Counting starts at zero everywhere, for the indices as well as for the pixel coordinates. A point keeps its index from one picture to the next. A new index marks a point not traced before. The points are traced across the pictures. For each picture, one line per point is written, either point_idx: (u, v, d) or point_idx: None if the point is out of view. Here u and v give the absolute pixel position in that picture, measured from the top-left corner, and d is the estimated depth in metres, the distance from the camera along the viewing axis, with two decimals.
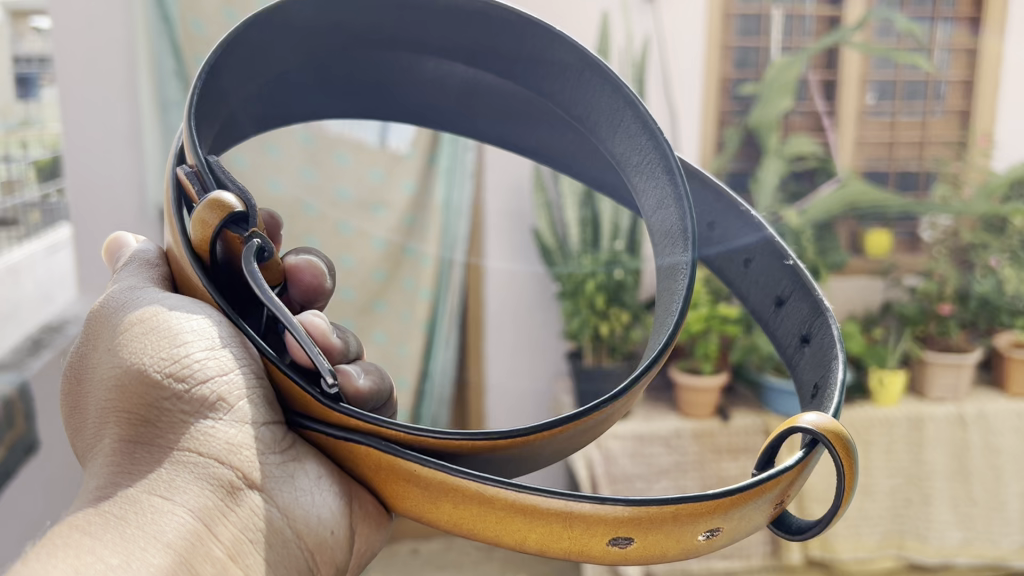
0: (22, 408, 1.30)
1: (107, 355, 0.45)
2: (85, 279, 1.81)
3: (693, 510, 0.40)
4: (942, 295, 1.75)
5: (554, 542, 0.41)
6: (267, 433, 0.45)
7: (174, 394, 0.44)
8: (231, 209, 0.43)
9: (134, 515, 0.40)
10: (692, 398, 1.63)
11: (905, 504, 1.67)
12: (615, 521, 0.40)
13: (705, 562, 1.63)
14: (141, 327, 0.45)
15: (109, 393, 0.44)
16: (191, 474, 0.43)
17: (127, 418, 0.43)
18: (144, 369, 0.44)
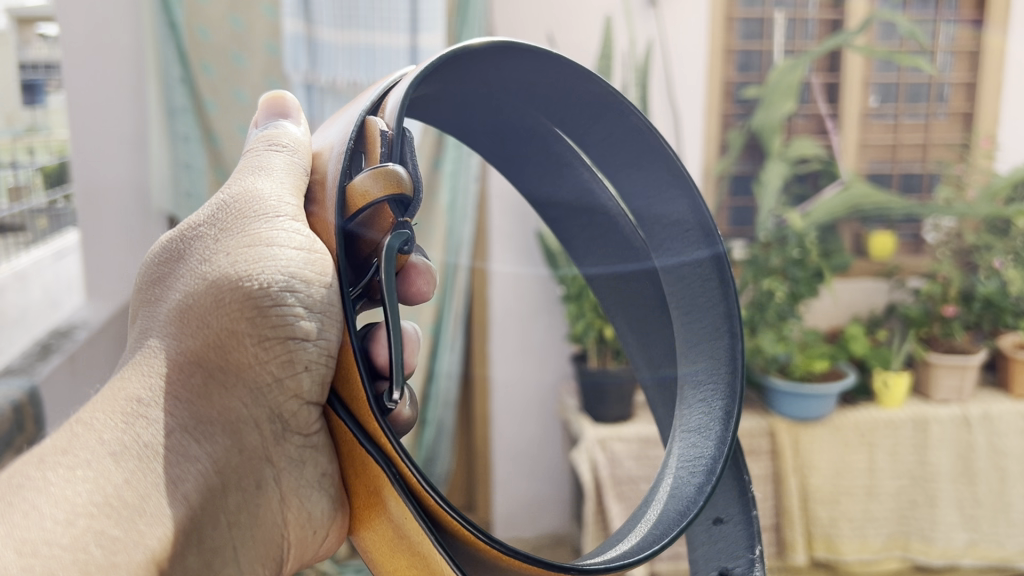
0: (32, 412, 1.31)
1: (220, 257, 0.49)
2: (91, 284, 1.81)
3: None
4: (945, 297, 1.75)
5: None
6: (313, 415, 0.50)
7: (254, 338, 0.48)
8: (400, 189, 0.46)
9: (163, 452, 0.46)
10: None
11: (910, 505, 1.68)
12: None
13: None
14: (250, 247, 0.48)
15: (204, 298, 0.48)
16: (229, 428, 0.48)
17: (204, 343, 0.48)
18: (238, 292, 0.47)
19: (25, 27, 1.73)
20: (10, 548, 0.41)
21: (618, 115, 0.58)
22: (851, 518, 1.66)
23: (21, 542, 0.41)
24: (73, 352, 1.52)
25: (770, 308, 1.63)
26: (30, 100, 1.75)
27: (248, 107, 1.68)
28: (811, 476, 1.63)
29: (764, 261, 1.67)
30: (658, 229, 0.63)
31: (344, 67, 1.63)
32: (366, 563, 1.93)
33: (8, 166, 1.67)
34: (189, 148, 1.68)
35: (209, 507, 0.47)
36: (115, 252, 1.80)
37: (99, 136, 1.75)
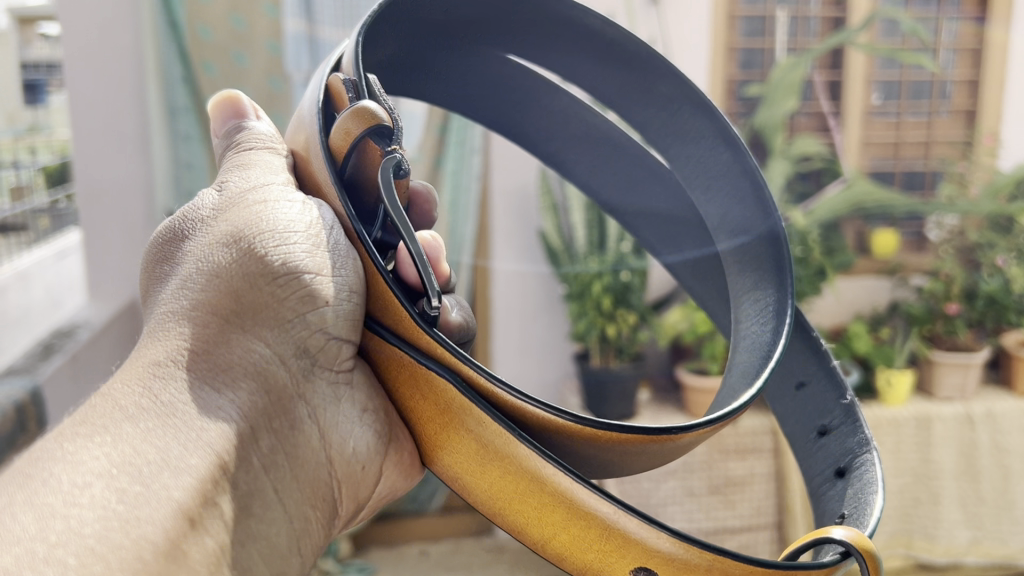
0: (34, 411, 1.31)
1: (213, 226, 0.45)
2: (94, 284, 1.81)
3: (727, 567, 0.41)
4: (948, 295, 1.75)
5: (581, 550, 0.42)
6: (332, 353, 0.45)
7: (265, 284, 0.43)
8: (377, 121, 0.44)
9: (185, 405, 0.40)
10: (699, 397, 1.64)
11: (914, 503, 1.68)
12: (646, 553, 0.41)
13: None
14: (243, 210, 0.45)
15: (205, 264, 0.44)
16: (249, 369, 0.43)
17: (214, 297, 0.43)
18: (237, 248, 0.44)
19: (27, 26, 1.72)
20: (28, 514, 0.35)
21: (609, 43, 0.62)
22: None
23: (37, 509, 0.35)
24: (76, 352, 1.52)
25: None
26: (32, 100, 1.73)
27: (252, 106, 1.68)
28: None
29: None
30: (696, 175, 0.68)
31: None
32: (369, 562, 1.92)
33: (10, 165, 1.64)
34: (190, 148, 1.68)
35: (244, 458, 0.41)
36: (119, 252, 1.80)
37: (100, 135, 1.74)
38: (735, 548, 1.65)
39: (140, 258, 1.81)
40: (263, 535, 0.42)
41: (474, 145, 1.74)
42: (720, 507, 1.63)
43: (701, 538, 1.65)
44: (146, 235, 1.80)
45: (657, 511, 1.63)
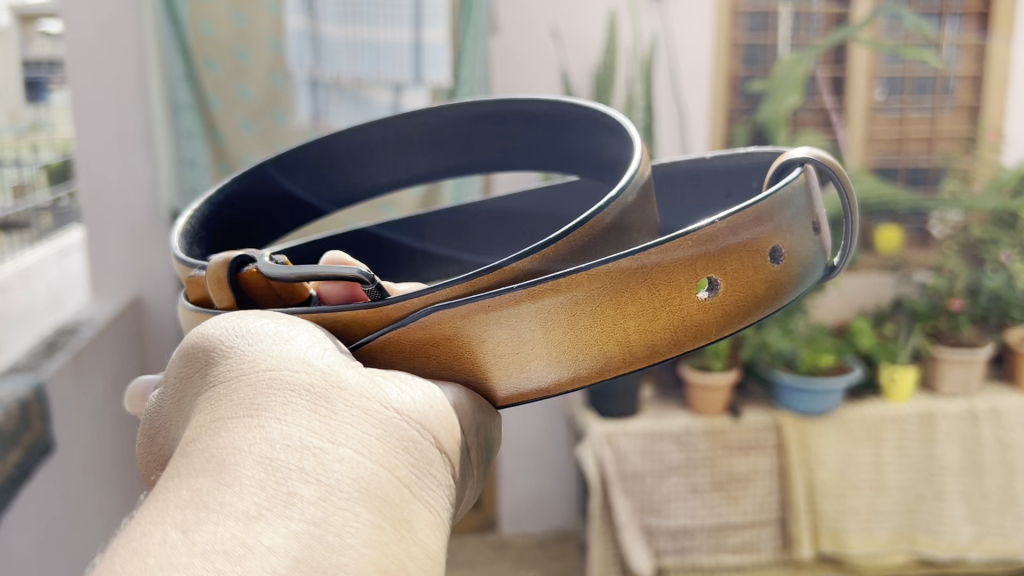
0: (38, 408, 1.32)
1: (187, 363, 0.38)
2: (98, 282, 1.82)
3: (741, 223, 0.44)
4: (952, 291, 1.75)
5: (650, 316, 0.43)
6: (327, 358, 0.36)
7: (249, 350, 0.36)
8: (225, 259, 0.44)
9: (218, 444, 0.31)
10: (702, 394, 1.64)
11: (917, 500, 1.68)
12: (688, 265, 0.43)
13: (715, 556, 1.64)
14: (206, 332, 0.38)
15: (193, 383, 0.37)
16: (271, 386, 0.34)
17: (211, 385, 0.35)
18: (211, 352, 0.37)
19: (28, 24, 1.70)
20: None
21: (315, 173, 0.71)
22: (858, 512, 1.66)
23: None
24: (78, 349, 1.52)
25: None
26: (34, 97, 1.72)
27: (254, 102, 1.67)
28: (819, 471, 1.63)
29: None
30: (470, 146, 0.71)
31: (348, 62, 1.61)
32: None
33: (13, 163, 1.63)
34: (192, 145, 1.67)
35: (281, 440, 0.31)
36: (124, 250, 1.81)
37: (101, 133, 1.75)
38: (739, 544, 1.65)
39: (141, 255, 1.82)
40: (366, 492, 0.30)
41: None
42: (723, 504, 1.64)
43: (705, 534, 1.64)
44: (149, 233, 1.81)
45: (661, 507, 1.63)
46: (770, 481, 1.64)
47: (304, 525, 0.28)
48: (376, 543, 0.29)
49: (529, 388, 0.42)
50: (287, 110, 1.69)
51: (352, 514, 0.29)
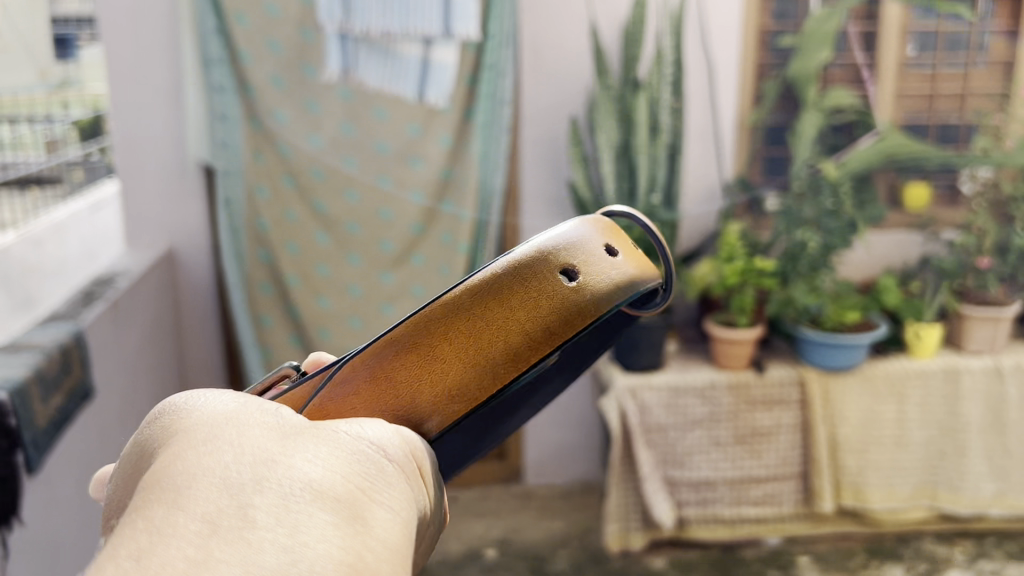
0: (78, 355, 1.36)
1: (330, 442, 0.34)
2: (132, 234, 1.86)
3: (513, 307, 0.48)
4: (980, 248, 1.74)
5: (488, 328, 0.48)
6: (361, 452, 0.35)
7: (372, 479, 0.34)
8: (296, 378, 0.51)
9: (277, 537, 0.28)
10: (726, 348, 1.64)
11: (939, 455, 1.69)
12: (524, 311, 0.48)
13: (736, 508, 1.68)
14: (354, 445, 0.35)
15: (345, 460, 0.33)
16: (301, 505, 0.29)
17: (355, 482, 0.33)
18: (329, 451, 0.34)
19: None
20: None
21: None
22: (880, 467, 1.67)
23: None
24: (116, 299, 1.55)
25: (802, 259, 1.63)
26: (63, 55, 1.64)
27: (283, 56, 1.67)
28: (841, 426, 1.64)
29: (797, 211, 1.66)
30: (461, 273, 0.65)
31: (377, 12, 1.60)
32: None
33: (44, 120, 1.86)
34: (224, 99, 1.69)
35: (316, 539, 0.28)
36: (152, 204, 1.86)
37: (133, 90, 1.77)
38: (760, 496, 1.69)
39: (175, 210, 1.86)
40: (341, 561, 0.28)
41: (504, 95, 1.72)
42: (745, 456, 1.66)
43: (726, 487, 1.67)
44: (181, 185, 1.85)
45: (683, 458, 1.66)
46: (793, 435, 1.66)
47: (271, 541, 0.27)
48: (337, 542, 0.29)
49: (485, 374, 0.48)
50: (316, 64, 1.68)
51: (309, 529, 0.29)
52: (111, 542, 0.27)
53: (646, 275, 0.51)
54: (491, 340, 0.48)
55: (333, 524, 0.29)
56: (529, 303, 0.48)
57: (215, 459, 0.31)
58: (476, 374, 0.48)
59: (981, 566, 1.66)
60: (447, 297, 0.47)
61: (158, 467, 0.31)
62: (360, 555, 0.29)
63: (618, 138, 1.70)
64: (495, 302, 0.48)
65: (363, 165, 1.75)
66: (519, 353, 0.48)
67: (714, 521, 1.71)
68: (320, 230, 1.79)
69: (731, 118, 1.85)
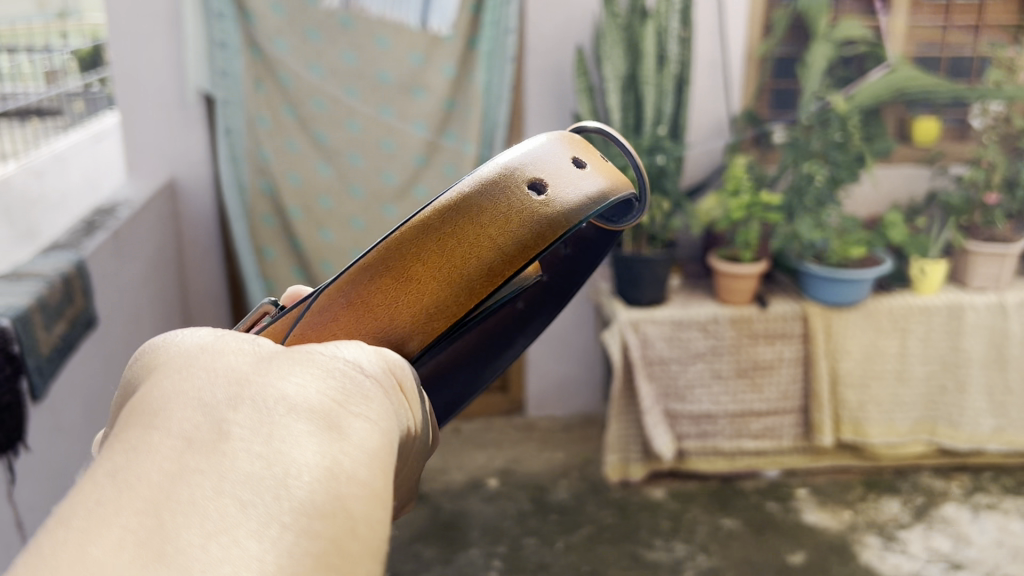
0: (80, 285, 1.36)
1: (313, 355, 0.33)
2: (133, 164, 1.85)
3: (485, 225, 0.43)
4: (989, 184, 1.72)
5: (456, 250, 0.43)
6: (345, 360, 0.34)
7: (357, 384, 0.33)
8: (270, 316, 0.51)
9: (250, 451, 0.27)
10: (730, 283, 1.64)
11: (939, 391, 1.69)
12: (496, 229, 0.43)
13: (736, 440, 1.70)
14: (337, 357, 0.34)
15: (326, 371, 0.33)
16: (276, 420, 0.29)
17: (338, 392, 0.32)
18: (310, 364, 0.33)
19: None
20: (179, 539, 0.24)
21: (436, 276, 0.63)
22: (879, 401, 1.68)
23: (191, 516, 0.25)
24: (117, 229, 1.54)
25: (809, 193, 1.61)
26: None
27: None
28: (842, 360, 1.65)
29: (806, 144, 1.64)
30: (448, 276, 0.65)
31: None
32: None
33: (42, 50, 1.88)
34: (224, 26, 1.67)
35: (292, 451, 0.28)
36: (152, 134, 1.83)
37: (131, 18, 1.74)
38: (760, 429, 1.70)
39: (175, 140, 1.84)
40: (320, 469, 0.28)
41: (508, 23, 1.68)
42: (746, 390, 1.67)
43: (727, 419, 1.69)
44: (182, 116, 1.82)
45: (685, 391, 1.67)
46: (795, 368, 1.66)
47: (244, 453, 0.27)
48: (315, 451, 0.28)
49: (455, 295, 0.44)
50: None
51: (286, 443, 0.28)
52: (92, 468, 0.27)
53: (618, 187, 0.47)
54: (464, 261, 0.43)
55: (307, 433, 0.29)
56: (499, 219, 0.43)
57: (191, 385, 0.30)
58: (453, 297, 0.44)
59: (977, 500, 1.67)
60: (411, 222, 0.43)
61: (136, 399, 0.31)
62: (338, 461, 0.29)
63: (624, 68, 1.67)
64: (464, 224, 0.43)
65: (365, 95, 1.72)
66: (496, 270, 0.44)
67: (714, 453, 1.73)
68: (321, 162, 1.77)
69: (740, 49, 1.82)
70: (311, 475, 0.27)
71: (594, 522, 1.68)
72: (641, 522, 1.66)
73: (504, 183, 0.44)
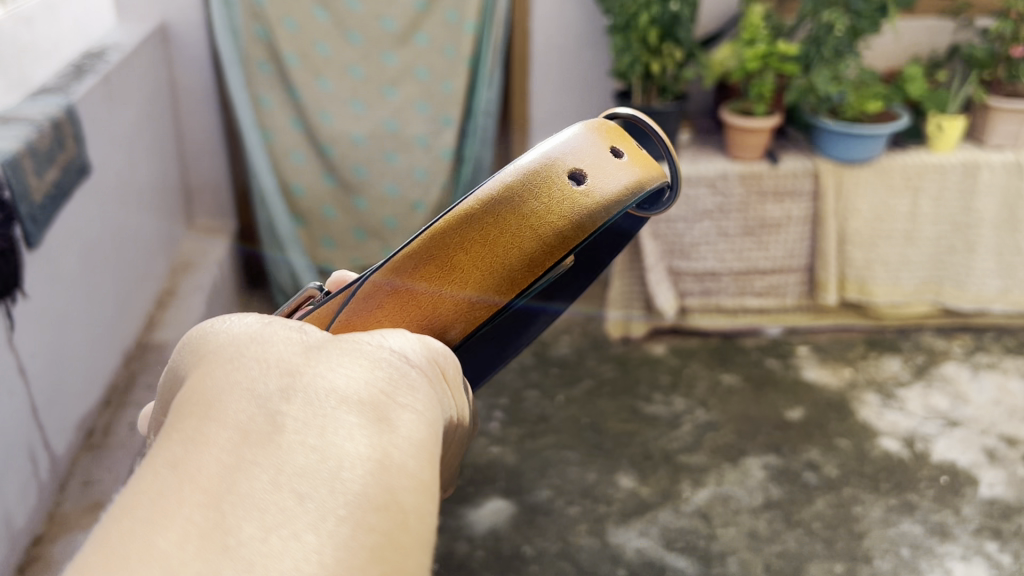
0: (71, 131, 1.32)
1: (357, 350, 0.38)
2: (124, 7, 1.77)
3: (526, 217, 0.51)
4: (1017, 37, 1.63)
5: (500, 237, 0.51)
6: (385, 354, 0.39)
7: (397, 376, 0.38)
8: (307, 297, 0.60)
9: (304, 441, 0.32)
10: (741, 138, 1.59)
11: (948, 250, 1.67)
12: (536, 221, 0.51)
13: (739, 298, 1.70)
14: (378, 351, 0.39)
15: (368, 366, 0.37)
16: (326, 412, 0.34)
17: (381, 385, 0.37)
18: (353, 358, 0.38)
19: None
20: (244, 527, 0.28)
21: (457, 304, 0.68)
22: (886, 261, 1.67)
23: (251, 511, 0.29)
24: (107, 74, 1.48)
25: (828, 44, 1.52)
26: None
27: None
28: (851, 220, 1.62)
29: None
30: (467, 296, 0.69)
31: None
32: None
33: None
34: None
35: (342, 442, 0.32)
36: None
37: None
38: (763, 287, 1.70)
39: None
40: (368, 456, 0.32)
41: None
42: (752, 248, 1.65)
43: (730, 277, 1.68)
44: None
45: (689, 249, 1.65)
46: (802, 227, 1.64)
47: (301, 445, 0.32)
48: (364, 440, 0.33)
49: (497, 277, 0.52)
50: None
51: (337, 433, 0.33)
52: (155, 450, 0.32)
53: (643, 180, 0.55)
54: (504, 249, 0.51)
55: (354, 422, 0.34)
56: (539, 210, 0.51)
57: (249, 377, 0.35)
58: (491, 282, 0.52)
59: (977, 360, 1.67)
60: (457, 213, 0.50)
61: (198, 386, 0.36)
62: (385, 450, 0.33)
63: None
64: (506, 216, 0.51)
65: None
66: (532, 257, 0.52)
67: (717, 310, 1.74)
68: (319, 7, 1.68)
69: None
70: (360, 462, 0.32)
71: (594, 376, 1.69)
72: (641, 377, 1.68)
73: (543, 179, 0.51)
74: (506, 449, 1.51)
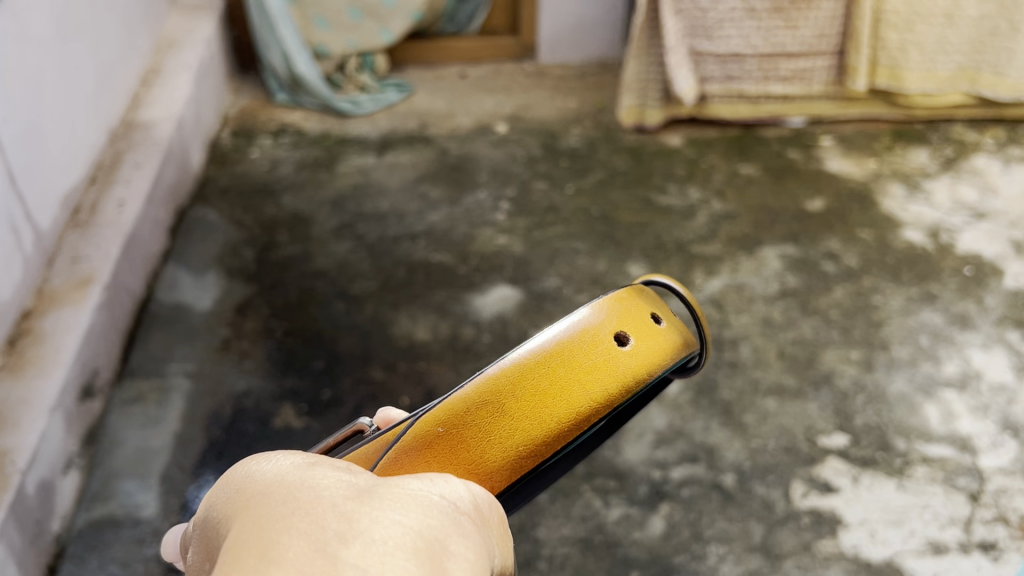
0: None
1: (416, 491, 0.30)
2: None
3: (584, 372, 0.50)
4: None
5: (561, 382, 0.49)
6: (449, 498, 0.30)
7: (463, 525, 0.29)
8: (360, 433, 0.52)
9: None
10: None
11: (990, 33, 1.55)
12: (594, 375, 0.50)
13: (762, 85, 1.63)
14: (441, 492, 0.30)
15: (430, 508, 0.29)
16: (381, 558, 0.25)
17: (442, 531, 0.28)
18: (413, 499, 0.29)
19: None
20: None
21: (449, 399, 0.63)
22: (921, 45, 1.56)
23: None
24: None
25: None
26: None
27: None
28: None
29: None
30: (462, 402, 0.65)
31: None
32: (407, 78, 1.93)
33: None
34: None
35: None
36: None
37: None
38: (789, 73, 1.62)
39: None
40: None
41: None
42: (780, 27, 1.56)
43: (756, 59, 1.61)
44: None
45: (713, 27, 1.57)
46: (836, 3, 1.54)
47: None
48: None
49: (549, 428, 0.49)
50: None
51: None
52: None
53: (673, 350, 0.56)
54: (553, 402, 0.49)
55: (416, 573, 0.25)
56: (591, 368, 0.50)
57: (292, 520, 0.27)
58: (540, 433, 0.49)
59: (1010, 152, 1.59)
60: (516, 361, 0.48)
61: (234, 535, 0.27)
62: None
63: None
64: (556, 368, 0.49)
65: None
66: (580, 414, 0.50)
67: (739, 98, 1.66)
68: None
69: None
70: None
71: (606, 167, 1.61)
72: (655, 168, 1.60)
73: (595, 339, 0.51)
74: (514, 239, 1.45)
